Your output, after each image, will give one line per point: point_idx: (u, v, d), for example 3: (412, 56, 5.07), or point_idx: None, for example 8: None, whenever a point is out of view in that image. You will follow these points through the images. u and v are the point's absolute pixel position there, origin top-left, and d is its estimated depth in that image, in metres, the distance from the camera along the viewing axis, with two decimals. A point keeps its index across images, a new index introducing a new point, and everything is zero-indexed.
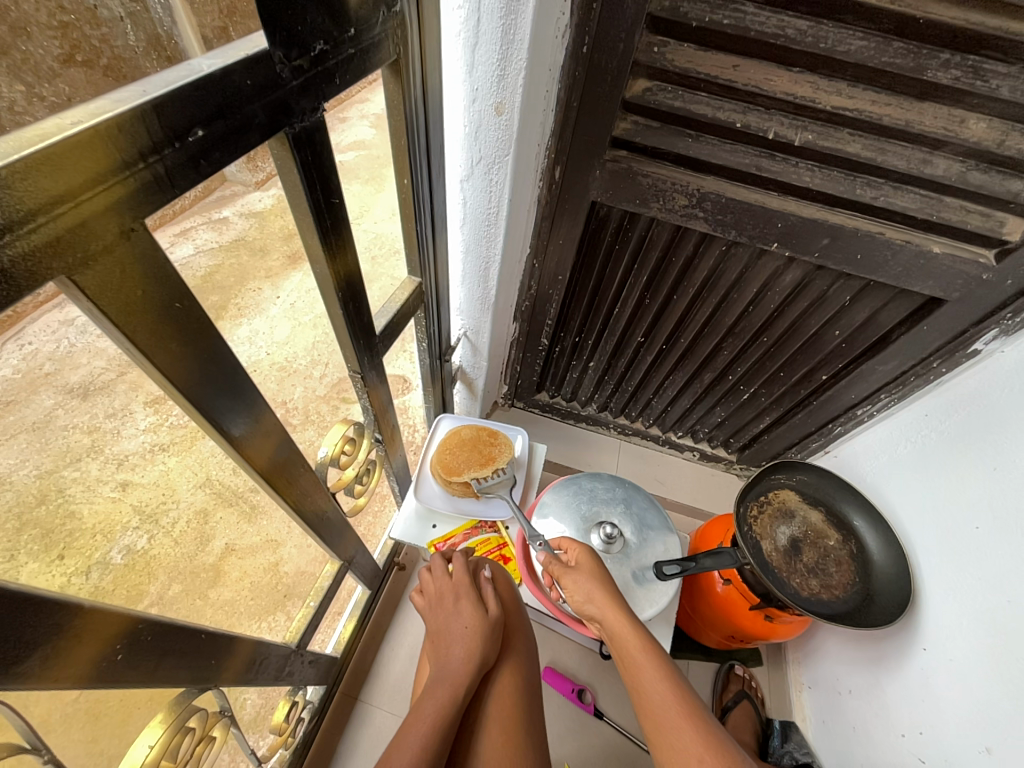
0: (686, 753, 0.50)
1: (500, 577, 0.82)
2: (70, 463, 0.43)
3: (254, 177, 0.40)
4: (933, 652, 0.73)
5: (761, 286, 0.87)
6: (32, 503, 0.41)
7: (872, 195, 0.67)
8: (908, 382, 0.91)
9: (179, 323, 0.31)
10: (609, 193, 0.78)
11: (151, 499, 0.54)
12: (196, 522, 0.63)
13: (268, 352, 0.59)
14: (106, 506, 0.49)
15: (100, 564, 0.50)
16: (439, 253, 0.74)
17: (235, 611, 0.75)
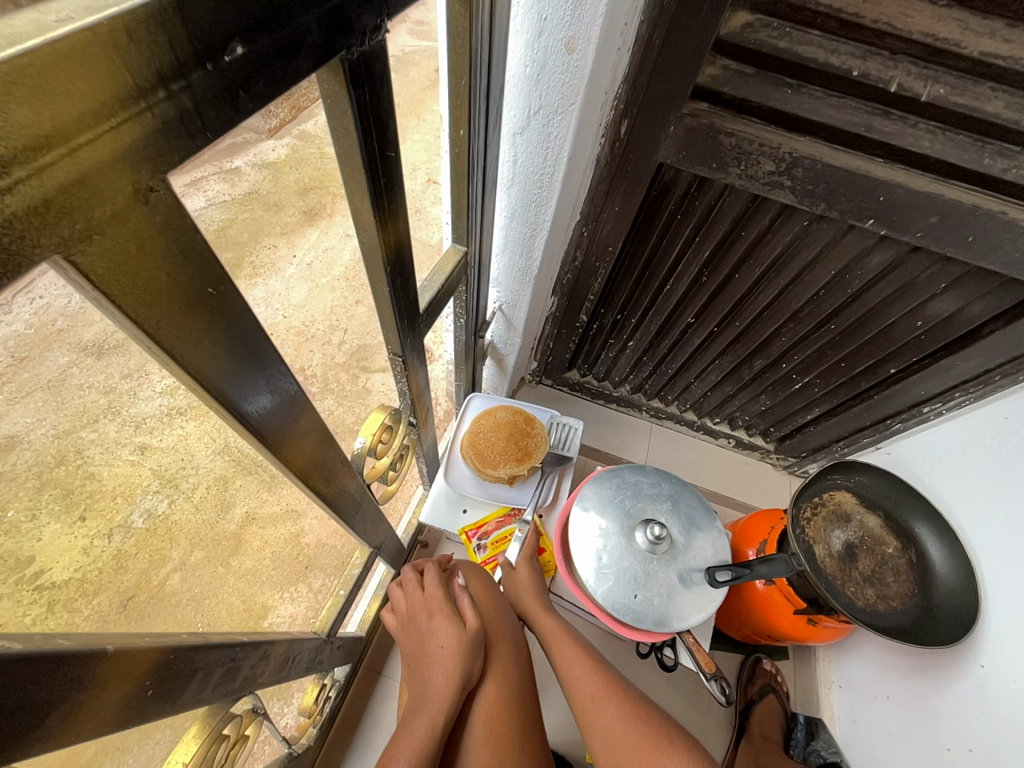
0: (604, 720, 0.67)
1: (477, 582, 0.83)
2: (85, 424, 0.48)
3: (267, 123, 0.31)
4: (990, 669, 0.69)
5: (841, 269, 0.77)
6: (50, 463, 0.46)
7: (1001, 167, 0.57)
8: (991, 382, 0.82)
9: (219, 314, 0.25)
10: (681, 154, 0.68)
11: (169, 463, 0.61)
12: (215, 487, 0.69)
13: (285, 314, 0.64)
14: (126, 467, 0.57)
15: (121, 526, 0.61)
16: (486, 219, 0.65)
17: (257, 583, 0.77)
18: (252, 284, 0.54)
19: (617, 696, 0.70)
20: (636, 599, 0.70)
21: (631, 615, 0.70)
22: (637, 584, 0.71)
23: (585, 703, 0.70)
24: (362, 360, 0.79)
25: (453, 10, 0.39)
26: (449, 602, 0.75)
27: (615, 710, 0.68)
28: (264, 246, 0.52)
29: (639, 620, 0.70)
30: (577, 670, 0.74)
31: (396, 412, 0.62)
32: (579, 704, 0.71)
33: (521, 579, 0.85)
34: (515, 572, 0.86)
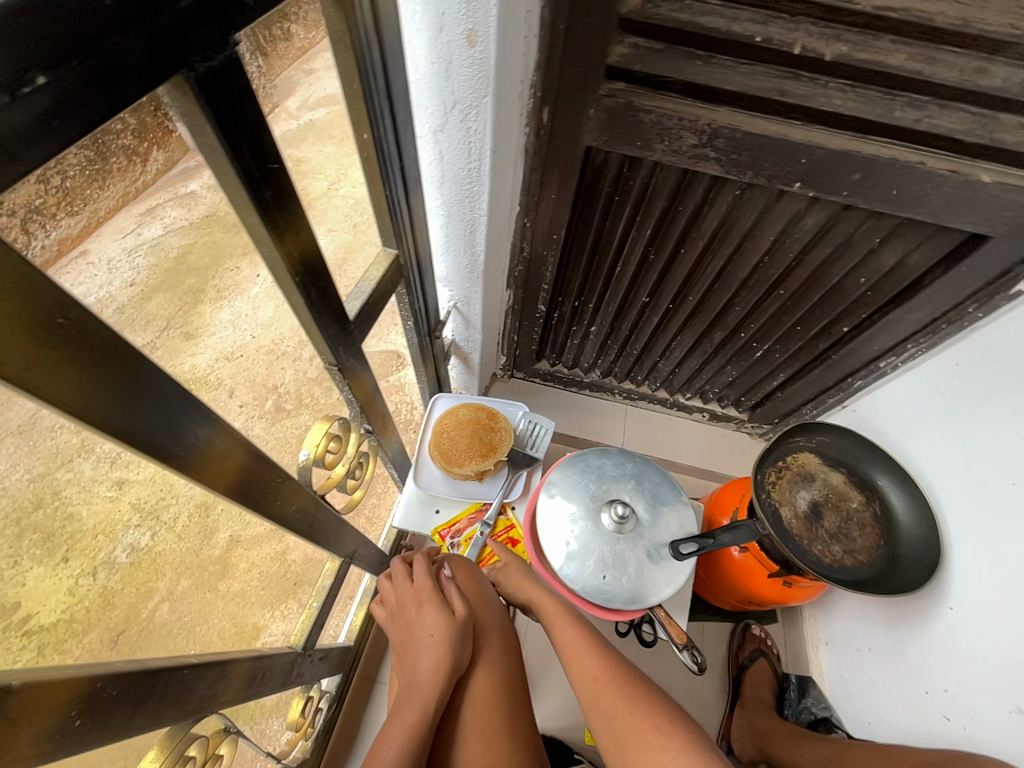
0: (607, 702, 0.65)
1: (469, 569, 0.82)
2: (65, 463, 0.34)
3: None
4: (960, 611, 0.71)
5: (779, 233, 0.78)
6: (28, 507, 0.33)
7: (913, 118, 0.58)
8: (939, 330, 0.83)
9: (82, 348, 0.25)
10: (605, 136, 0.68)
11: (151, 494, 0.44)
12: (198, 514, 0.52)
13: (253, 334, 0.49)
14: (103, 505, 0.40)
15: (107, 564, 0.43)
16: (415, 219, 0.65)
17: (246, 604, 0.67)
18: (218, 308, 0.44)
19: (620, 678, 0.68)
20: (607, 580, 0.72)
21: (602, 597, 0.71)
22: (607, 565, 0.72)
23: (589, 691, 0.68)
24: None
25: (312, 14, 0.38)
26: (439, 590, 0.75)
27: (616, 690, 0.66)
28: (229, 266, 0.42)
29: (611, 599, 0.71)
30: (579, 655, 0.72)
31: (342, 421, 0.62)
32: (580, 685, 0.70)
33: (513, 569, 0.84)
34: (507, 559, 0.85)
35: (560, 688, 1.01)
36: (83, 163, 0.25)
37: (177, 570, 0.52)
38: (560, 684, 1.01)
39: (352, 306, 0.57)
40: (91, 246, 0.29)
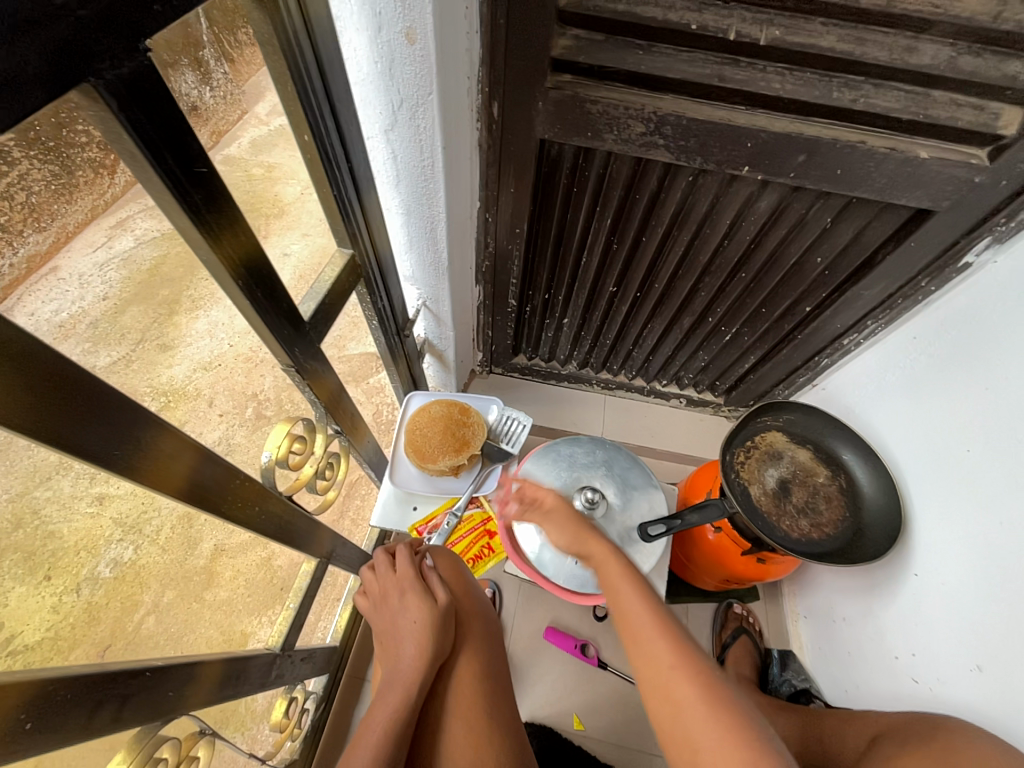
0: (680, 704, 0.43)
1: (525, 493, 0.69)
2: (43, 481, 0.34)
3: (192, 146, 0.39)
4: (924, 576, 0.74)
5: (735, 217, 0.79)
6: (5, 529, 0.34)
7: (850, 98, 0.59)
8: (895, 305, 0.86)
9: (21, 364, 0.26)
10: (556, 128, 0.69)
11: (131, 509, 0.44)
12: (182, 525, 0.53)
13: (231, 343, 0.52)
14: (84, 523, 0.40)
15: (90, 579, 0.43)
16: (370, 218, 0.66)
17: (234, 611, 0.67)
18: (193, 319, 0.47)
19: (701, 676, 0.45)
20: (579, 563, 0.74)
21: (574, 579, 0.74)
22: (580, 550, 0.74)
23: (648, 672, 0.47)
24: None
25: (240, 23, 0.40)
26: (420, 582, 0.74)
27: (694, 695, 0.43)
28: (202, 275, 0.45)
29: (584, 581, 0.74)
30: (637, 626, 0.50)
31: (306, 421, 0.62)
32: (643, 673, 0.48)
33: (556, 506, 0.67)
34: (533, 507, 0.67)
35: (548, 676, 1.02)
36: (48, 178, 0.29)
37: (162, 583, 0.53)
38: (548, 673, 1.02)
39: (306, 307, 0.57)
40: (61, 263, 0.33)
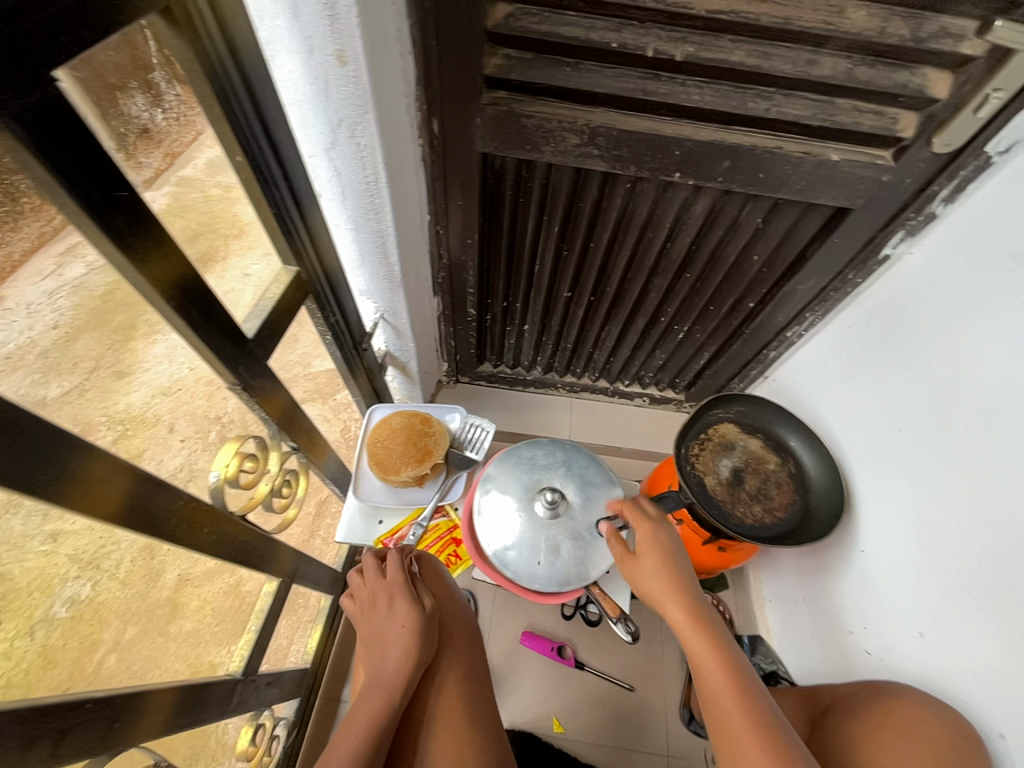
0: None
1: (642, 538, 0.67)
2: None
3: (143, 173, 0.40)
4: (870, 551, 0.78)
5: (674, 220, 0.83)
6: None
7: (764, 108, 0.63)
8: (829, 298, 0.91)
9: None
10: (496, 141, 0.72)
11: (89, 544, 0.41)
12: (143, 557, 0.49)
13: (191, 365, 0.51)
14: (38, 562, 0.37)
15: (45, 622, 0.38)
16: (315, 235, 0.66)
17: (200, 642, 0.62)
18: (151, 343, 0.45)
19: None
20: (544, 564, 0.74)
21: (540, 581, 0.74)
22: (544, 550, 0.75)
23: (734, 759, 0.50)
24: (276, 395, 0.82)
25: (159, 52, 0.39)
26: (414, 587, 0.74)
27: None
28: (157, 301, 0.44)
29: (548, 582, 0.74)
30: (729, 714, 0.52)
31: (255, 439, 0.62)
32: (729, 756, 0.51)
33: (643, 573, 0.65)
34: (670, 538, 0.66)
35: (526, 682, 1.02)
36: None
37: (124, 617, 0.48)
38: (527, 679, 1.02)
39: (248, 324, 0.57)
40: (6, 293, 0.31)
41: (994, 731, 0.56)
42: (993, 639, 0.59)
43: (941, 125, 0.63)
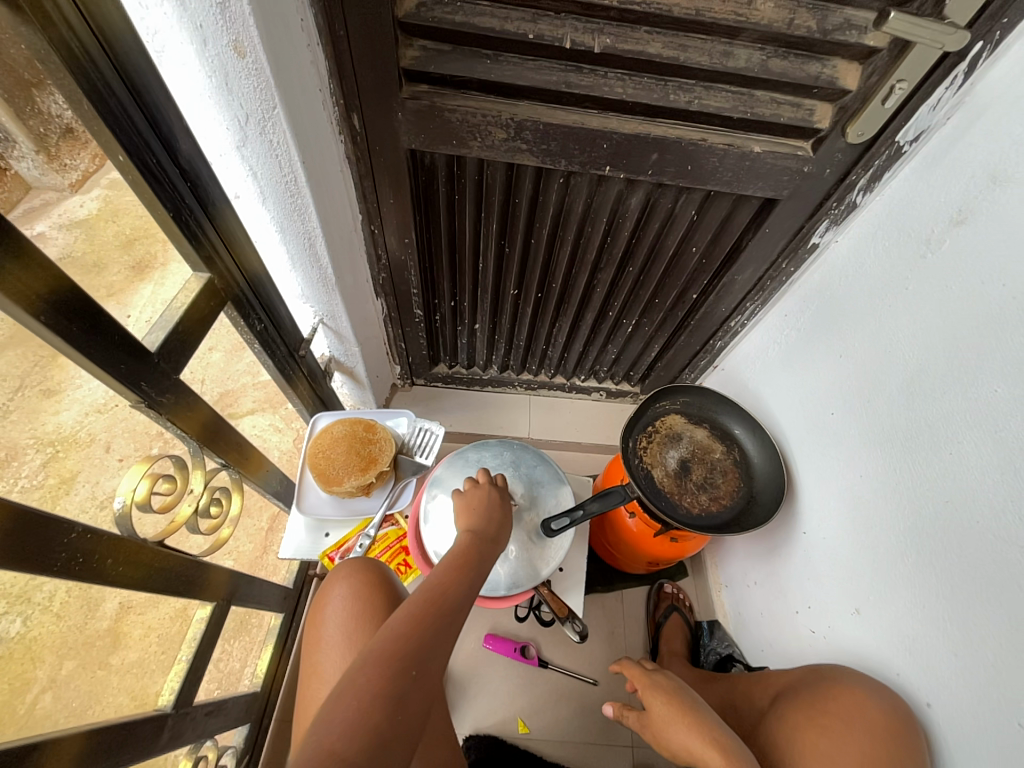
0: None
1: (647, 692, 0.67)
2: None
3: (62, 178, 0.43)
4: (811, 532, 0.80)
5: (611, 214, 0.82)
6: None
7: (686, 100, 0.64)
8: (766, 287, 0.93)
9: None
10: (421, 137, 0.69)
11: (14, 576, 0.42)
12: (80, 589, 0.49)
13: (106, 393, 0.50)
14: None
15: None
16: (229, 239, 0.63)
17: (146, 671, 0.62)
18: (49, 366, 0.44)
19: None
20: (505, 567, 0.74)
21: (505, 585, 0.74)
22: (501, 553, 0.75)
23: None
24: (228, 406, 0.78)
25: (1, 34, 0.36)
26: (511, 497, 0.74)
27: None
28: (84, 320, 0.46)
29: (513, 584, 0.74)
30: None
31: (171, 457, 0.58)
32: None
33: (660, 719, 0.64)
34: (666, 681, 0.68)
35: (491, 685, 1.00)
36: None
37: (59, 653, 0.47)
38: (491, 682, 1.01)
39: (150, 337, 0.54)
40: None
41: (921, 701, 0.60)
42: (918, 611, 0.61)
43: (854, 115, 0.64)
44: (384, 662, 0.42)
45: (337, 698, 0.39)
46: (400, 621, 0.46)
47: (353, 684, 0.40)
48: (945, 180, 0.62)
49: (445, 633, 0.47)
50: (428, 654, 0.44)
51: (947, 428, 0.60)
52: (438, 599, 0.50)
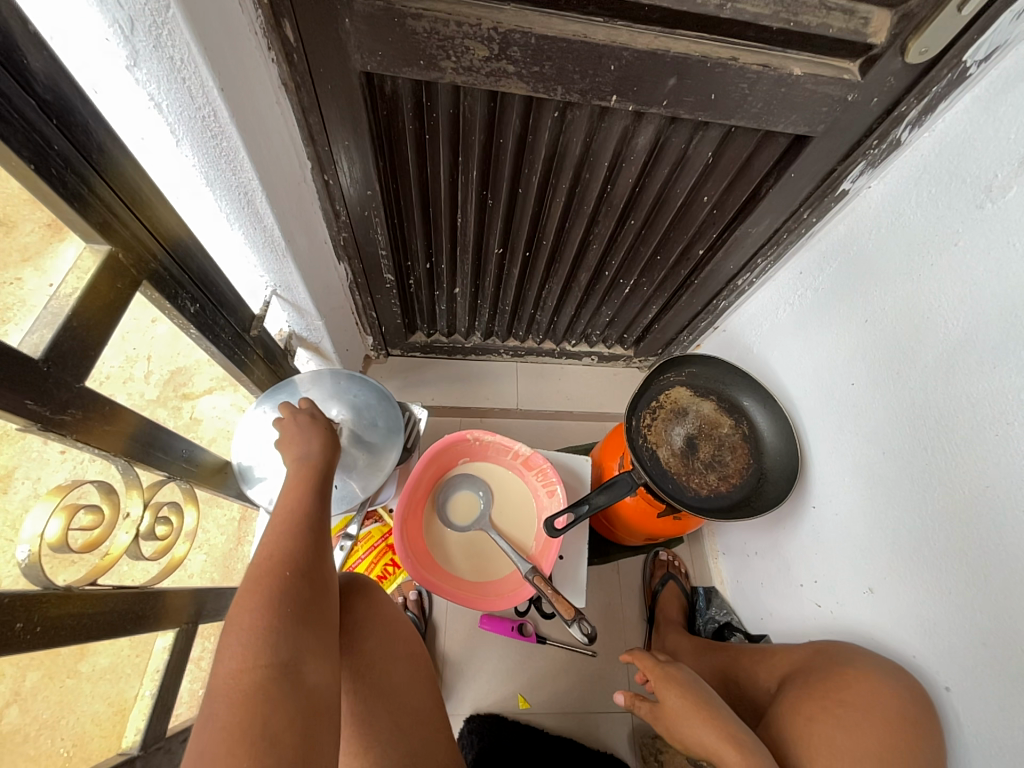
0: None
1: (658, 683, 0.64)
2: None
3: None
4: (822, 507, 0.76)
5: (614, 157, 0.69)
6: None
7: (717, 4, 0.50)
8: (782, 241, 0.83)
9: None
10: (378, 55, 0.54)
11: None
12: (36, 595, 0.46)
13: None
14: None
15: None
16: (135, 198, 0.48)
17: (120, 676, 0.58)
18: None
19: None
20: (353, 478, 0.74)
21: (356, 491, 0.74)
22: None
23: None
24: (179, 388, 0.69)
25: None
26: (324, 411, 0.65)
27: None
28: None
29: (368, 485, 0.74)
30: None
31: (91, 485, 0.47)
32: None
33: (674, 712, 0.61)
34: (679, 671, 0.64)
35: (489, 665, 0.99)
36: None
37: (21, 665, 0.45)
38: (488, 662, 0.99)
39: (28, 341, 0.41)
40: None
41: (939, 684, 0.58)
42: (944, 598, 0.58)
43: (918, 27, 0.52)
44: (253, 589, 0.41)
45: (223, 638, 0.39)
46: (253, 558, 0.43)
47: (236, 618, 0.40)
48: (1017, 111, 0.52)
49: (305, 538, 0.46)
50: (299, 558, 0.45)
51: (994, 407, 0.53)
52: (286, 520, 0.48)
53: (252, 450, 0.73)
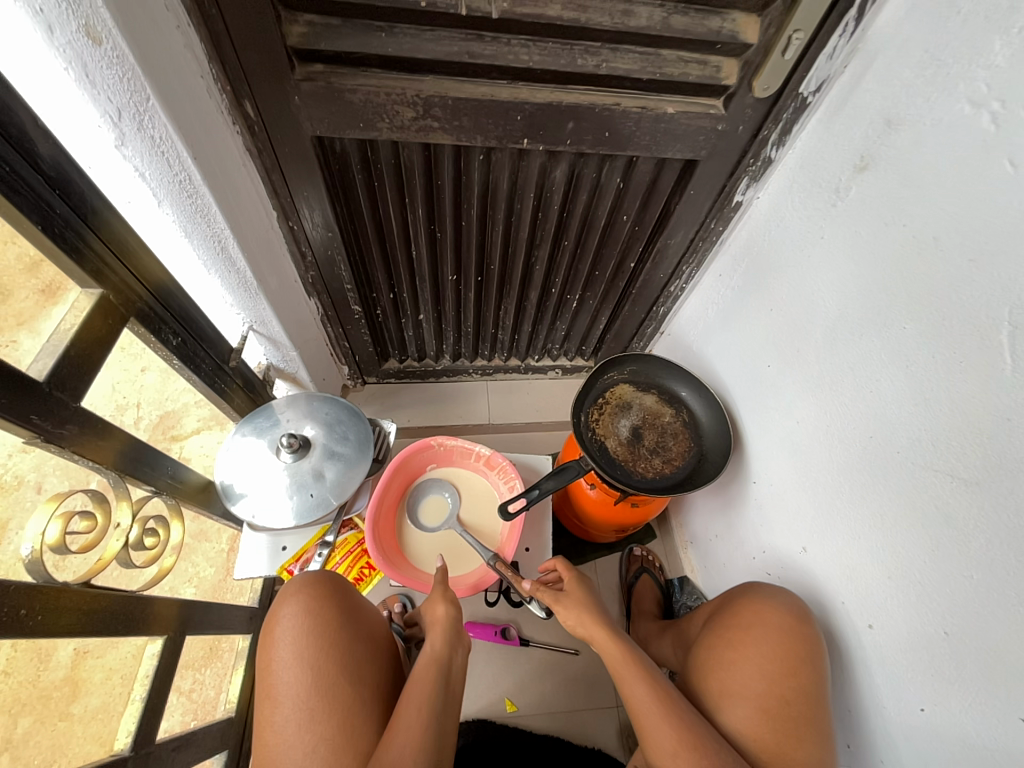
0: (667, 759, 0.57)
1: (571, 583, 0.71)
2: None
3: None
4: (761, 481, 0.83)
5: (538, 189, 0.81)
6: None
7: (594, 64, 0.62)
8: (699, 248, 0.94)
9: None
10: (325, 122, 0.65)
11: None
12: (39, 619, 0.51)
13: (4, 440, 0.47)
14: None
15: None
16: (125, 249, 0.57)
17: (111, 716, 0.61)
18: None
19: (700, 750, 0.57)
20: (328, 490, 0.80)
21: (330, 501, 0.80)
22: (281, 452, 0.78)
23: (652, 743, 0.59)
24: (167, 430, 0.76)
25: None
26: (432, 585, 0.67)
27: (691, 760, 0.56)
28: None
29: (342, 495, 0.80)
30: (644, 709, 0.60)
31: (85, 493, 0.55)
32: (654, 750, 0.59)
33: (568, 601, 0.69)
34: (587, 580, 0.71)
35: (475, 671, 1.01)
36: None
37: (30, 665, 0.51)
38: (474, 668, 1.01)
39: (35, 367, 0.49)
40: None
41: (864, 624, 0.64)
42: (858, 546, 0.65)
43: (758, 69, 0.65)
44: None
45: None
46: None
47: None
48: (848, 127, 0.64)
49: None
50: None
51: (868, 369, 0.62)
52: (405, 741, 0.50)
53: (234, 469, 0.80)
